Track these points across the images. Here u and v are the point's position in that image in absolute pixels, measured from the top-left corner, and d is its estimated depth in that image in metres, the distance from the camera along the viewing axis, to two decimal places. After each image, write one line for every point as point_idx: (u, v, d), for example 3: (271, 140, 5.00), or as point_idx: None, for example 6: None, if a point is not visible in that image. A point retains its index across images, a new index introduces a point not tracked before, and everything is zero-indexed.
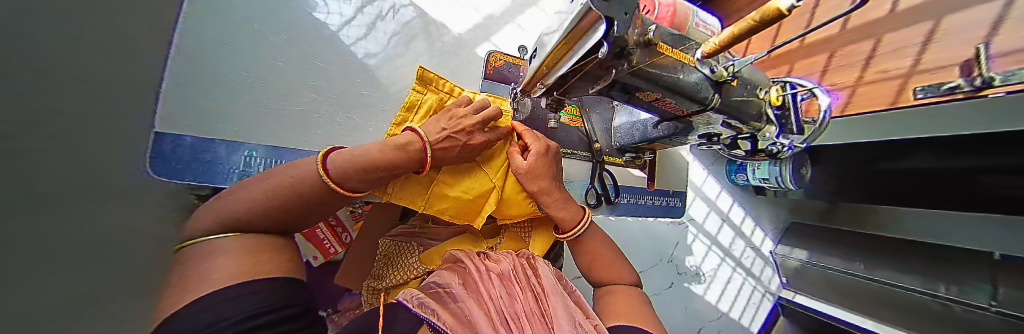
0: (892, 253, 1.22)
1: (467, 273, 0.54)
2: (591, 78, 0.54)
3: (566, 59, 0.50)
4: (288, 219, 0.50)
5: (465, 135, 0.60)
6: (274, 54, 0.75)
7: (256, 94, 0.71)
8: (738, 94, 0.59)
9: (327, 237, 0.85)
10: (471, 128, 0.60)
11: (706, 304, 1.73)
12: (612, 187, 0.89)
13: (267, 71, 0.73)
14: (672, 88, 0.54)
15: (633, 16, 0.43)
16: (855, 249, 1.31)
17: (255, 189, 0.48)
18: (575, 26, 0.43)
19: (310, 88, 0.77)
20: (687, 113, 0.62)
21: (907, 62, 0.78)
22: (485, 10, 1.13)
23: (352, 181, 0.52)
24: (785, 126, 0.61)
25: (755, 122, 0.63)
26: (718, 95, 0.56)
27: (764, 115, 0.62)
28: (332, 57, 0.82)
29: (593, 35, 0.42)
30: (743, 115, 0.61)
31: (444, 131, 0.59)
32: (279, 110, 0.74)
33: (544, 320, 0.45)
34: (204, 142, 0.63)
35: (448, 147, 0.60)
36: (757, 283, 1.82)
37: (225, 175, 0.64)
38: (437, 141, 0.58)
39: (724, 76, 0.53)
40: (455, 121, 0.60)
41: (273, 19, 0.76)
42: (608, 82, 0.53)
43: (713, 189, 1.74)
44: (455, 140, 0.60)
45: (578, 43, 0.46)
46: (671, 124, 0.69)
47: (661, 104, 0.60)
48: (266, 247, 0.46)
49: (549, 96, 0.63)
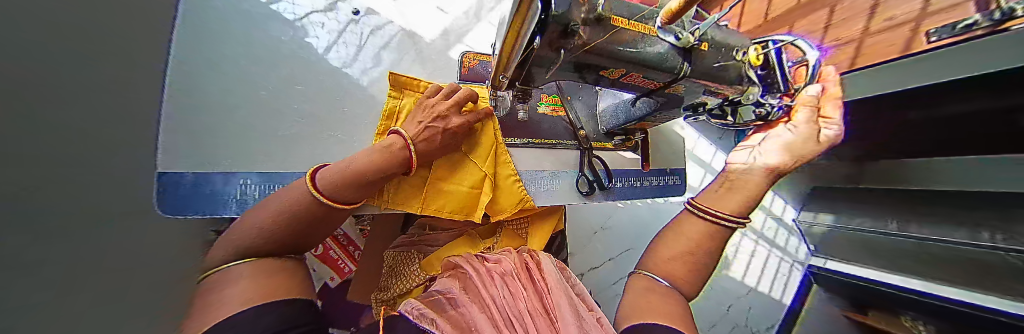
0: (922, 208, 1.16)
1: (467, 279, 0.54)
2: (543, 64, 0.51)
3: (518, 41, 0.46)
4: (290, 239, 0.51)
5: (443, 120, 0.61)
6: (257, 78, 0.76)
7: (246, 115, 0.74)
8: (715, 58, 0.57)
9: (341, 257, 0.92)
10: (445, 112, 0.60)
11: (731, 283, 1.68)
12: (604, 171, 0.87)
13: (250, 96, 0.74)
14: (636, 63, 0.52)
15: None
16: (882, 207, 1.29)
17: (263, 214, 0.50)
18: (517, 7, 0.41)
19: (293, 111, 0.78)
20: (660, 87, 0.60)
21: (918, 4, 0.75)
22: (453, 12, 1.13)
23: (346, 192, 0.53)
24: (771, 85, 0.59)
25: (738, 85, 0.62)
26: (687, 63, 0.55)
27: (745, 77, 0.61)
28: (317, 76, 0.83)
29: (533, 12, 0.41)
30: (723, 81, 0.60)
31: (421, 124, 0.60)
32: (266, 136, 0.75)
33: (547, 317, 0.47)
34: (201, 176, 0.66)
35: (431, 137, 0.60)
36: (783, 253, 1.76)
37: (225, 205, 0.66)
38: (419, 132, 0.59)
39: (691, 41, 0.51)
40: (430, 110, 0.61)
41: (256, 46, 0.78)
42: (562, 65, 0.52)
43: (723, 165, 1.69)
44: (434, 128, 0.60)
45: (523, 25, 0.43)
46: (648, 100, 0.69)
47: (632, 81, 0.59)
48: (284, 269, 0.48)
49: (514, 88, 0.60)
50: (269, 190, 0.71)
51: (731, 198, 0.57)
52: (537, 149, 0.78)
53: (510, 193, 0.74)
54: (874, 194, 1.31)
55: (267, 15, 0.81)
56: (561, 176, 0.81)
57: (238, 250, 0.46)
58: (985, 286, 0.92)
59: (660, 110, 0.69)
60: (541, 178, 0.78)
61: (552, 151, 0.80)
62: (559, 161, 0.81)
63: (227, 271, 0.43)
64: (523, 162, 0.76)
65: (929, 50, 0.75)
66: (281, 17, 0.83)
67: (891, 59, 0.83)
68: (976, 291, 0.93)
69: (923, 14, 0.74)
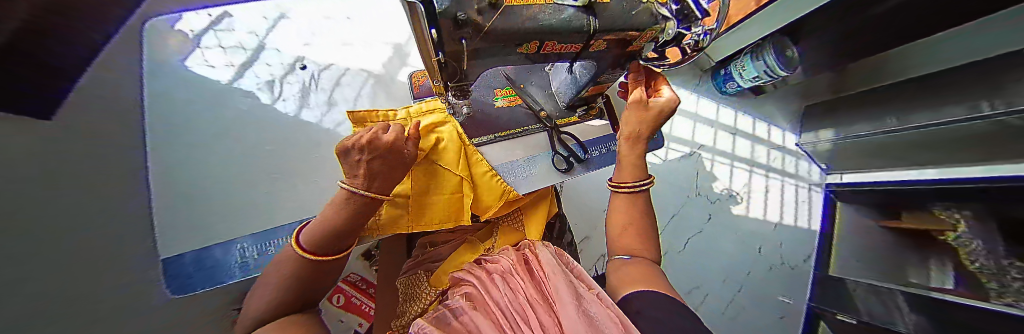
0: (916, 99, 1.15)
1: (473, 292, 0.49)
2: (456, 59, 0.46)
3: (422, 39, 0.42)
4: (302, 297, 0.43)
5: (376, 142, 0.45)
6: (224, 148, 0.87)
7: (225, 180, 0.83)
8: (620, 7, 0.49)
9: (365, 302, 0.94)
10: (374, 134, 0.45)
11: (753, 223, 1.66)
12: (578, 145, 0.88)
13: (221, 167, 0.84)
14: (542, 31, 0.44)
15: None
16: (882, 106, 1.29)
17: (265, 284, 0.43)
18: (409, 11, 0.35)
19: (269, 170, 0.91)
20: (581, 47, 0.54)
21: None
22: (390, 42, 1.24)
23: (326, 243, 0.45)
24: (686, 17, 0.52)
25: (654, 27, 0.55)
26: (592, 17, 0.47)
27: (658, 16, 0.54)
28: (284, 133, 0.97)
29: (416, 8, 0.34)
30: (638, 27, 0.53)
31: (361, 162, 0.45)
32: (247, 195, 0.86)
33: (547, 302, 0.38)
34: (199, 254, 0.72)
35: (380, 165, 0.48)
36: (795, 181, 1.74)
37: (228, 272, 0.74)
38: (363, 170, 0.46)
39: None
40: (354, 140, 0.44)
41: (216, 120, 0.88)
42: (467, 56, 0.46)
43: (709, 107, 1.70)
44: (380, 156, 0.47)
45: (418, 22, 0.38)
46: (586, 63, 0.69)
47: (551, 49, 0.52)
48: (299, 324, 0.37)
49: (449, 89, 0.59)
50: (263, 249, 0.79)
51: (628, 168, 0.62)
52: (505, 141, 0.80)
53: (489, 187, 0.74)
54: (870, 99, 1.35)
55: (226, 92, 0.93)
56: (537, 158, 0.82)
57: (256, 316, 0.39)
58: (987, 154, 0.90)
59: (599, 71, 0.66)
60: (519, 167, 0.79)
61: (520, 139, 0.82)
62: (531, 145, 0.83)
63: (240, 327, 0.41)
64: (496, 157, 0.77)
65: None
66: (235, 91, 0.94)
67: None
68: (999, 163, 0.83)
69: None
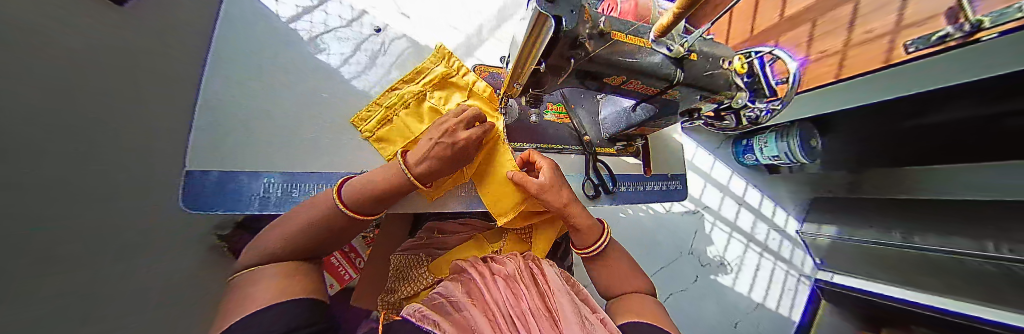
0: (940, 225, 1.14)
1: (472, 283, 0.54)
2: (555, 70, 0.52)
3: (534, 55, 0.46)
4: (311, 248, 0.49)
5: (451, 136, 0.57)
6: (282, 82, 0.71)
7: (279, 119, 0.68)
8: (703, 67, 0.57)
9: (343, 264, 0.87)
10: (453, 126, 0.58)
11: (738, 296, 1.64)
12: (608, 176, 0.90)
13: (270, 102, 0.68)
14: (633, 70, 0.53)
15: (581, 12, 0.41)
16: (898, 218, 1.30)
17: (289, 224, 0.48)
18: (531, 30, 0.40)
19: (318, 119, 0.72)
20: (658, 92, 0.62)
21: (892, 18, 0.78)
22: (465, 29, 1.06)
23: (359, 203, 0.52)
24: (757, 92, 0.61)
25: (727, 92, 0.63)
26: (679, 70, 0.56)
27: (733, 84, 0.62)
28: (310, 78, 0.74)
29: (547, 31, 0.39)
30: (712, 87, 0.61)
31: (433, 140, 0.57)
32: (286, 142, 0.67)
33: (551, 316, 0.45)
34: (228, 174, 0.59)
35: (439, 153, 0.57)
36: (788, 267, 1.72)
37: (246, 202, 0.59)
38: (428, 149, 0.56)
39: (681, 53, 0.52)
40: (440, 127, 0.59)
41: (273, 45, 0.72)
42: (569, 72, 0.52)
43: (723, 174, 1.71)
44: (442, 144, 0.56)
45: (538, 46, 0.43)
46: (648, 106, 0.71)
47: (629, 86, 0.60)
48: (302, 275, 0.43)
49: (526, 93, 0.62)
50: (293, 190, 0.64)
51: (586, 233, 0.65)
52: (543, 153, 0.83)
53: (507, 196, 0.72)
54: (887, 208, 1.35)
55: (273, 20, 0.75)
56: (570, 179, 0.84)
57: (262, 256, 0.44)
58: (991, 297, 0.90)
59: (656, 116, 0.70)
60: None
61: (560, 155, 0.85)
62: (565, 166, 0.86)
63: (251, 272, 0.42)
64: None
65: (911, 60, 0.75)
66: (273, 16, 0.76)
67: (874, 68, 0.84)
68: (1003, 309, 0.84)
69: (897, 28, 0.77)
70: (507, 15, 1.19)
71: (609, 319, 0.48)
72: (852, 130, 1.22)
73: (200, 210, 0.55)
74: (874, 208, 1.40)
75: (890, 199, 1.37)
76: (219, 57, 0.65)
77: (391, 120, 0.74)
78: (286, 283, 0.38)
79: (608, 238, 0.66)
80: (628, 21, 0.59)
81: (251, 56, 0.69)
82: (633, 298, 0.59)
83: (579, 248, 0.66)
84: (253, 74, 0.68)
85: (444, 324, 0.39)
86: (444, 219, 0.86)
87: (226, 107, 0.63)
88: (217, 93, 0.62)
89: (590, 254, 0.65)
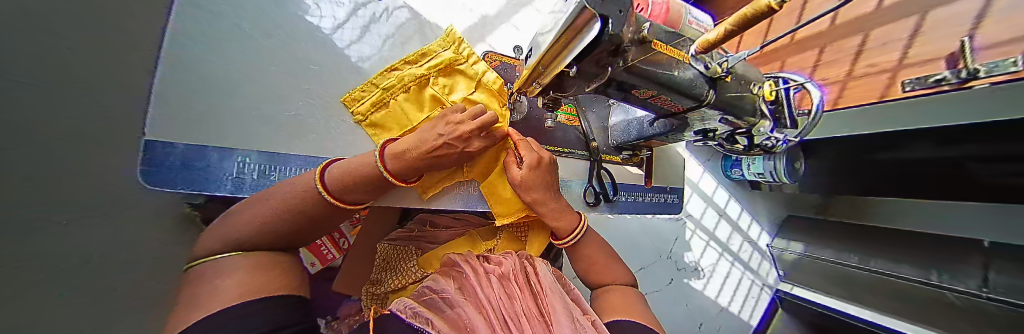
0: (892, 249, 1.25)
1: (464, 279, 0.54)
2: (585, 77, 0.50)
3: (563, 55, 0.44)
4: (293, 235, 0.47)
5: (462, 141, 0.57)
6: (267, 46, 0.62)
7: (256, 89, 0.60)
8: (735, 89, 0.57)
9: (326, 243, 0.80)
10: (469, 134, 0.57)
11: (706, 300, 1.74)
12: (609, 184, 0.89)
13: (251, 66, 0.60)
14: (667, 85, 0.52)
15: (628, 13, 0.37)
16: (855, 241, 1.38)
17: (260, 208, 0.45)
18: (569, 24, 0.38)
19: (302, 93, 0.66)
20: (683, 110, 0.61)
21: (897, 55, 0.79)
22: (479, 10, 0.99)
23: (355, 193, 0.51)
24: (778, 121, 0.61)
25: (751, 118, 0.62)
26: (713, 91, 0.55)
27: (759, 110, 0.61)
28: (303, 47, 0.67)
29: (588, 33, 0.37)
30: (739, 111, 0.60)
31: (440, 138, 0.54)
32: (264, 115, 0.61)
33: (543, 320, 0.46)
34: (194, 148, 0.53)
35: (444, 152, 0.56)
36: (755, 277, 1.84)
37: (219, 183, 0.54)
38: (436, 148, 0.54)
39: (717, 72, 0.52)
40: (453, 126, 0.56)
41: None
42: (603, 81, 0.50)
43: (710, 186, 1.77)
44: (452, 146, 0.56)
45: (573, 45, 0.41)
46: (667, 122, 0.70)
47: (658, 101, 0.59)
48: (274, 268, 0.42)
49: (545, 95, 0.60)
50: (272, 172, 0.60)
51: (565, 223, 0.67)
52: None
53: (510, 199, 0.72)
54: (851, 231, 1.42)
55: None
56: (571, 184, 0.84)
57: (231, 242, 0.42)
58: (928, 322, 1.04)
59: (674, 130, 0.70)
60: None
61: (562, 159, 0.83)
62: (568, 169, 0.85)
63: (216, 263, 0.39)
64: None
65: (905, 98, 0.79)
66: None
67: (869, 103, 0.87)
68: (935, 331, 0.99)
69: (899, 65, 0.78)
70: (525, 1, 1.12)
71: (598, 321, 0.50)
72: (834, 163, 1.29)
73: (161, 187, 0.49)
74: (840, 229, 1.46)
75: (852, 224, 1.47)
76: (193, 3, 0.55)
77: (386, 104, 0.70)
78: (251, 278, 0.38)
79: (585, 225, 0.69)
80: (657, 24, 0.56)
81: (233, 6, 0.59)
82: (617, 289, 0.64)
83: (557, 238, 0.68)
84: (233, 30, 0.59)
85: (437, 321, 0.40)
86: (438, 213, 0.86)
87: (196, 66, 0.54)
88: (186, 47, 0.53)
89: (567, 244, 0.68)
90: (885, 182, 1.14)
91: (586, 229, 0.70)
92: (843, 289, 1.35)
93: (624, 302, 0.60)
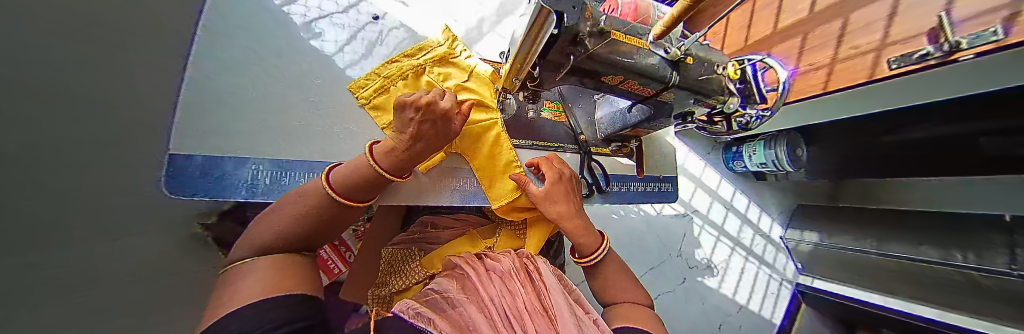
0: (915, 232, 1.21)
1: (466, 279, 0.55)
2: (557, 68, 0.53)
3: (535, 49, 0.48)
4: (307, 237, 0.49)
5: (437, 117, 0.55)
6: (278, 68, 0.68)
7: (276, 104, 0.66)
8: (699, 72, 0.60)
9: (331, 257, 0.83)
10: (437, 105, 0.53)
11: (723, 298, 1.68)
12: (602, 175, 0.91)
13: (264, 87, 0.65)
14: (634, 71, 0.55)
15: (582, 8, 0.45)
16: (875, 225, 1.33)
17: (276, 217, 0.48)
18: (534, 18, 0.44)
19: (310, 106, 0.70)
20: (654, 94, 0.63)
21: (878, 36, 0.82)
22: (464, 23, 1.05)
23: (353, 191, 0.52)
24: (748, 97, 0.63)
25: (719, 96, 0.65)
26: (676, 73, 0.58)
27: (726, 89, 0.64)
28: (311, 67, 0.72)
29: (550, 27, 0.44)
30: (705, 92, 0.64)
31: (414, 122, 0.52)
32: (279, 128, 0.66)
33: (548, 317, 0.48)
34: (213, 160, 0.57)
35: (425, 134, 0.55)
36: (771, 270, 1.77)
37: (235, 189, 0.58)
38: (412, 129, 0.53)
39: (678, 56, 0.55)
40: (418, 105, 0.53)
41: (273, 29, 0.70)
42: (569, 70, 0.53)
43: (712, 179, 1.75)
44: (428, 125, 0.54)
45: (540, 33, 0.45)
46: (643, 107, 0.73)
47: (629, 87, 0.60)
48: (289, 268, 0.44)
49: (526, 90, 0.61)
50: (282, 178, 0.64)
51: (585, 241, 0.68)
52: (540, 150, 0.83)
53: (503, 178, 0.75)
54: (864, 214, 1.39)
55: (273, 7, 0.72)
56: None
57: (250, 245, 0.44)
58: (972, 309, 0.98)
59: (653, 117, 0.73)
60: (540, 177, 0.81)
61: (553, 153, 0.85)
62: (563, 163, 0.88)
63: (245, 266, 0.41)
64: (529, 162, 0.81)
65: (893, 76, 0.79)
66: (289, 20, 0.73)
67: (858, 84, 0.87)
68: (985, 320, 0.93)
69: (881, 45, 0.81)
70: (509, 13, 1.19)
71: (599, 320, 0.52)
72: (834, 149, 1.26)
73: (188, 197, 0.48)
74: (852, 213, 1.43)
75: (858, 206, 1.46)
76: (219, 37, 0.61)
77: (388, 90, 0.73)
78: (266, 280, 0.40)
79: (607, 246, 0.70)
80: (628, 21, 0.61)
81: (249, 37, 0.66)
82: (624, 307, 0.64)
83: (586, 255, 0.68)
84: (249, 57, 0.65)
85: (439, 322, 0.42)
86: (438, 213, 0.85)
87: (220, 90, 0.59)
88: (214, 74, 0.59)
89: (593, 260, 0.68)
90: (896, 162, 1.12)
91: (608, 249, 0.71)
92: (860, 277, 1.31)
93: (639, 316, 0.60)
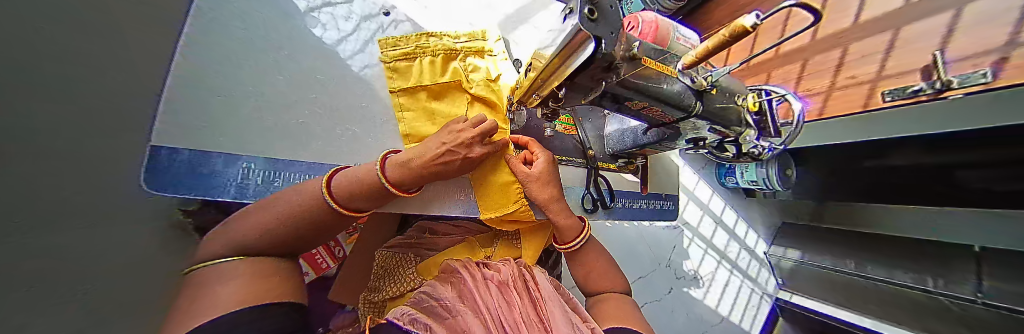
0: (893, 258, 1.25)
1: (462, 286, 0.54)
2: (582, 90, 0.51)
3: (562, 68, 0.46)
4: (298, 240, 0.48)
5: (466, 149, 0.59)
6: (277, 58, 0.64)
7: (274, 96, 0.62)
8: (719, 100, 0.60)
9: (321, 252, 0.79)
10: (470, 141, 0.58)
11: (706, 309, 1.72)
12: (608, 192, 0.92)
13: (258, 76, 0.61)
14: (659, 98, 0.55)
15: (620, 35, 0.39)
16: (862, 250, 1.35)
17: (263, 216, 0.45)
18: (566, 44, 0.40)
19: (311, 102, 0.67)
20: (673, 121, 0.63)
21: (874, 67, 0.84)
22: (479, 25, 1.01)
23: (359, 200, 0.51)
24: (764, 130, 0.64)
25: (736, 127, 0.65)
26: (700, 103, 0.58)
27: (743, 121, 0.64)
28: (313, 60, 0.69)
29: (583, 51, 0.39)
30: (726, 122, 0.63)
31: (444, 146, 0.56)
32: (276, 125, 0.62)
33: (543, 326, 0.47)
34: (199, 155, 0.52)
35: (448, 160, 0.57)
36: (754, 285, 1.81)
37: (222, 188, 0.53)
38: (438, 155, 0.55)
39: (703, 86, 0.55)
40: (455, 135, 0.57)
41: (276, 16, 0.66)
42: (598, 93, 0.53)
43: (706, 194, 1.79)
44: (454, 153, 0.57)
45: (570, 60, 0.43)
46: (659, 130, 0.72)
47: (649, 112, 0.61)
48: (273, 273, 0.42)
49: (545, 106, 0.62)
50: (274, 178, 0.60)
51: (570, 232, 0.69)
52: None
53: (501, 194, 0.72)
54: (848, 238, 1.44)
55: None
56: (571, 191, 0.86)
57: (237, 245, 0.43)
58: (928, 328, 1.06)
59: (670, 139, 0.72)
60: None
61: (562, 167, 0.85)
62: (566, 177, 0.87)
63: (217, 267, 0.40)
64: None
65: (886, 108, 0.82)
66: (293, 7, 0.70)
67: (853, 112, 0.90)
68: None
69: (877, 77, 0.83)
70: (525, 19, 1.17)
71: (597, 327, 0.51)
72: (826, 174, 1.31)
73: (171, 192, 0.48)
74: (836, 236, 1.48)
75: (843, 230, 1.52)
76: (210, 20, 0.56)
77: (417, 89, 0.75)
78: (251, 284, 0.38)
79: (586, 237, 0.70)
80: (647, 41, 0.60)
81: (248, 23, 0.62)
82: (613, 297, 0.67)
83: (562, 243, 0.70)
84: (245, 43, 0.60)
85: (435, 326, 0.41)
86: (438, 220, 0.85)
87: (205, 76, 0.54)
88: (201, 59, 0.54)
89: (571, 249, 0.70)
90: (883, 192, 1.16)
91: (589, 241, 0.72)
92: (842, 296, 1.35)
93: (620, 312, 0.61)
